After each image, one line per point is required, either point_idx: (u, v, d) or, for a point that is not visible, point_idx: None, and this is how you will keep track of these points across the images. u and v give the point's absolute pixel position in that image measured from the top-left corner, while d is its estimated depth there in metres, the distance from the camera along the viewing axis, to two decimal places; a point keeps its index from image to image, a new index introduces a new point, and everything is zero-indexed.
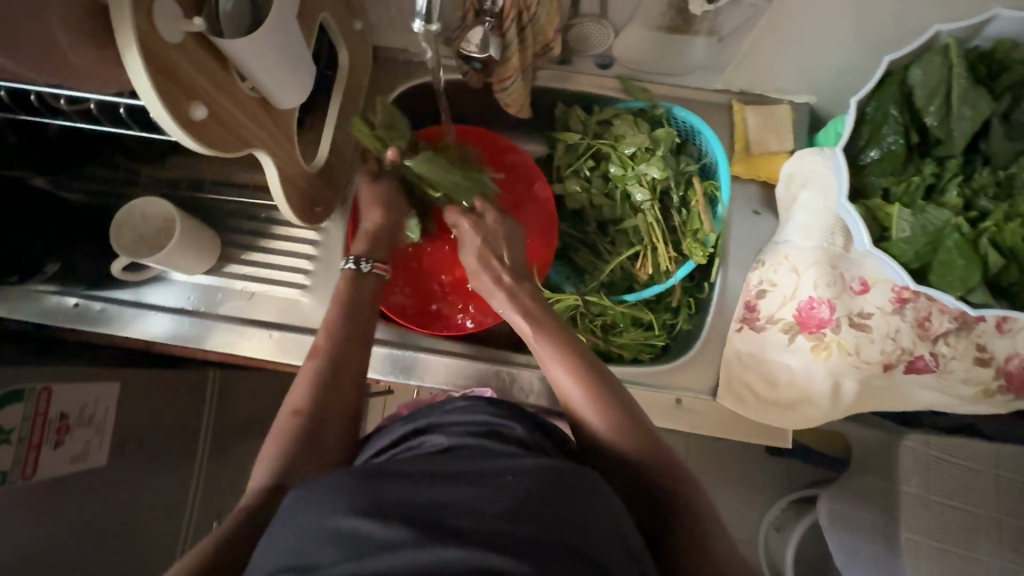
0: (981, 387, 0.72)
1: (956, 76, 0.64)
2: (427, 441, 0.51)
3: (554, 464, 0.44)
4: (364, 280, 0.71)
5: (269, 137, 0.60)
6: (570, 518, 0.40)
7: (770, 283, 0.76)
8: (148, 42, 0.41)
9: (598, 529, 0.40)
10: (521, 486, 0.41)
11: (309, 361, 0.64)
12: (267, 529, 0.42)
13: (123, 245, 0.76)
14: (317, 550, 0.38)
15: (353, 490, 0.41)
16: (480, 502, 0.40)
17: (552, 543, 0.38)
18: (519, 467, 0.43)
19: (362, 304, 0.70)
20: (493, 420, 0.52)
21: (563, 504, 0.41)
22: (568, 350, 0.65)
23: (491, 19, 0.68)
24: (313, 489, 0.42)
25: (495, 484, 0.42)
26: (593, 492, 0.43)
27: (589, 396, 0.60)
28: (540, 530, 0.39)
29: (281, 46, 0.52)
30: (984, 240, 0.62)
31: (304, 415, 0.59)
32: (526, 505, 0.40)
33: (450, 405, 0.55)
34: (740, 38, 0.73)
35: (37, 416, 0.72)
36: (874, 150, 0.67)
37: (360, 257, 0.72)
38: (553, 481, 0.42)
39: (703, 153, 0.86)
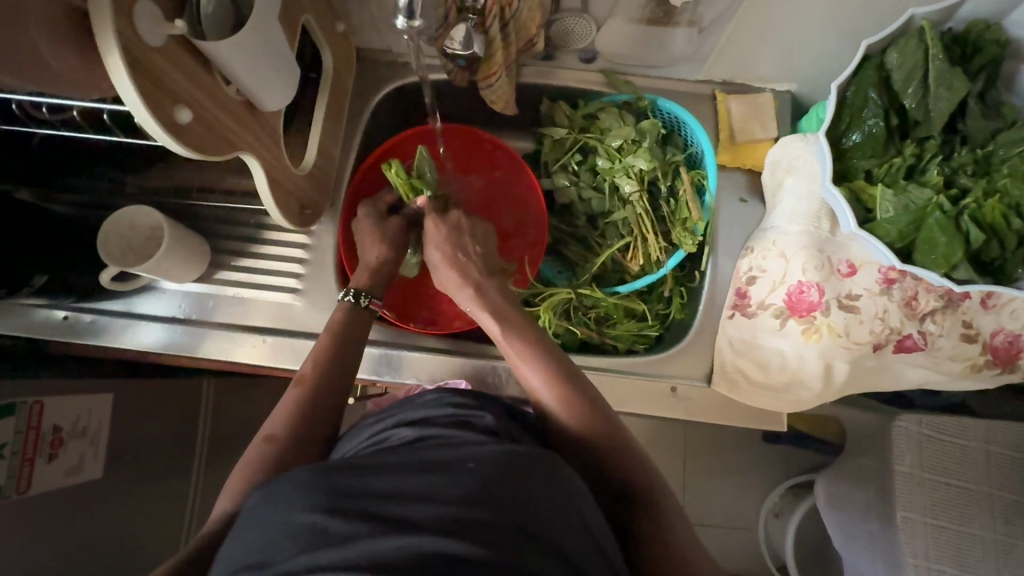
0: (969, 363, 0.73)
1: (932, 58, 0.65)
2: (394, 432, 0.52)
3: (514, 450, 0.44)
4: (363, 314, 0.72)
5: (255, 139, 0.59)
6: (527, 501, 0.41)
7: (760, 269, 0.77)
8: (130, 45, 0.41)
9: (554, 508, 0.41)
10: (481, 473, 0.42)
11: (293, 389, 0.62)
12: (231, 529, 0.43)
13: (111, 254, 0.75)
14: (276, 543, 0.39)
15: (313, 487, 0.42)
16: (439, 489, 0.41)
17: (506, 526, 0.39)
18: (481, 454, 0.44)
19: (355, 337, 0.70)
20: (462, 411, 0.52)
21: (520, 488, 0.41)
22: (531, 340, 0.64)
23: (474, 16, 0.69)
24: (275, 490, 0.43)
25: (456, 472, 0.42)
26: (552, 475, 0.44)
27: (553, 384, 0.60)
28: (498, 514, 0.39)
29: (264, 49, 0.52)
30: (965, 217, 0.63)
31: (279, 442, 0.58)
32: (484, 490, 0.40)
33: (420, 397, 0.55)
34: (720, 28, 0.74)
35: (30, 429, 0.71)
36: (856, 133, 0.68)
37: (360, 292, 0.73)
38: (514, 467, 0.43)
39: (689, 143, 0.87)
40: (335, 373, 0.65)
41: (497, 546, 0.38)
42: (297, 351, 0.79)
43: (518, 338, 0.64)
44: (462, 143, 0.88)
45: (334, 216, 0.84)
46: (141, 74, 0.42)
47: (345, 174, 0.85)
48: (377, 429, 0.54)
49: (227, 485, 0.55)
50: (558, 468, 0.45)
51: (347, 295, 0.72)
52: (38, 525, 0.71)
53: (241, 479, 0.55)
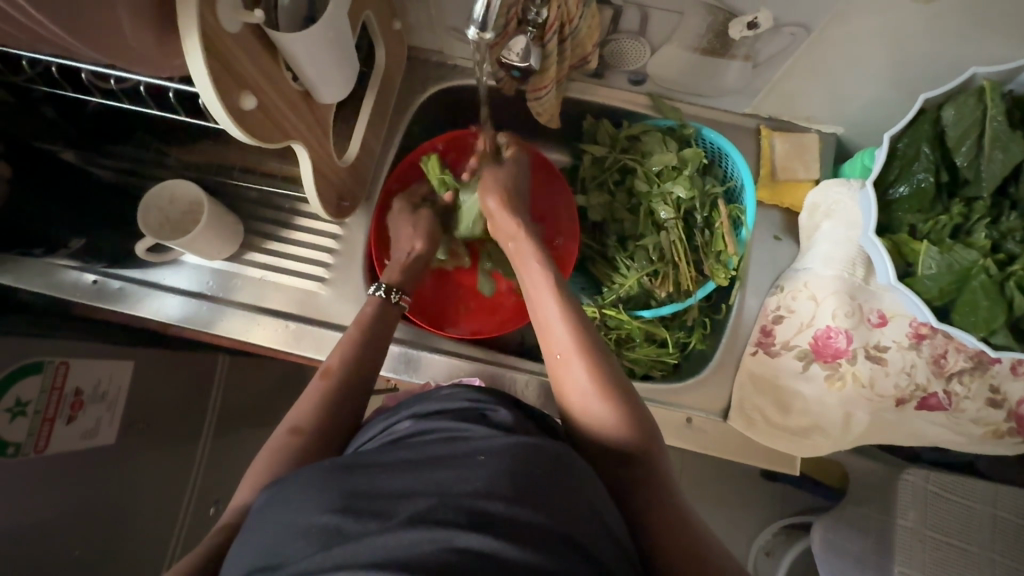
0: (991, 428, 0.73)
1: (990, 118, 0.64)
2: (401, 425, 0.52)
3: (524, 443, 0.44)
4: (390, 309, 0.72)
5: (308, 131, 0.60)
6: (542, 495, 0.41)
7: (788, 309, 0.77)
8: (209, 31, 0.41)
9: (571, 504, 0.41)
10: (492, 466, 0.42)
11: (320, 381, 0.62)
12: (242, 531, 0.44)
13: (148, 226, 0.76)
14: (288, 540, 0.40)
15: (327, 487, 0.42)
16: (452, 483, 0.41)
17: (523, 519, 0.39)
18: (492, 446, 0.44)
19: (381, 330, 0.69)
20: (476, 405, 0.51)
21: (535, 482, 0.41)
22: (568, 304, 0.65)
23: (533, 29, 0.68)
24: (290, 489, 0.43)
25: (468, 466, 0.42)
26: (568, 472, 0.43)
27: (580, 353, 0.60)
28: (515, 506, 0.39)
29: (332, 44, 0.53)
30: (1011, 283, 0.63)
31: (306, 436, 0.58)
32: (498, 482, 0.40)
33: (432, 391, 0.55)
34: (775, 65, 0.74)
35: (53, 390, 0.73)
36: (903, 185, 0.68)
37: (391, 287, 0.73)
38: (526, 459, 0.43)
39: (729, 175, 0.87)
40: (361, 367, 0.65)
41: (522, 539, 0.38)
42: (318, 340, 0.79)
43: (555, 296, 0.65)
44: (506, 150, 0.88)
45: (368, 210, 0.84)
46: (214, 58, 0.42)
47: (383, 169, 0.86)
48: (386, 421, 0.54)
49: (248, 472, 0.56)
50: (572, 463, 0.44)
51: (376, 289, 0.73)
52: (53, 485, 0.72)
53: (261, 469, 0.55)
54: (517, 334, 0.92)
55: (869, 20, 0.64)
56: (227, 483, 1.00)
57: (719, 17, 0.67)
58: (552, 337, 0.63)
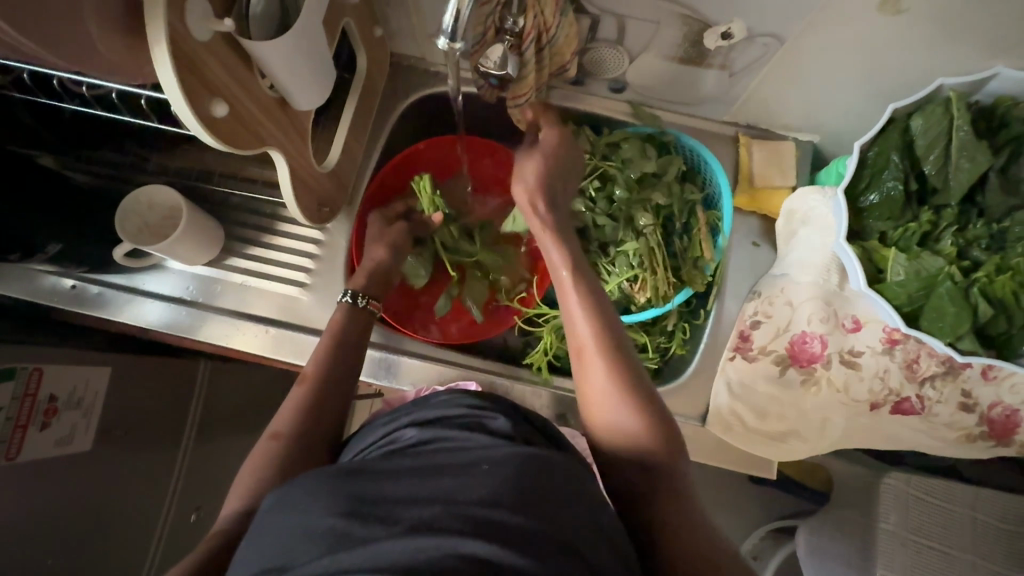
0: (964, 432, 0.74)
1: (956, 127, 0.65)
2: (403, 430, 0.50)
3: (531, 454, 0.43)
4: (359, 313, 0.72)
5: (285, 137, 0.60)
6: (551, 507, 0.40)
7: (766, 314, 0.78)
8: (178, 39, 0.41)
9: (578, 516, 0.41)
10: (499, 478, 0.41)
11: (298, 387, 0.63)
12: (246, 534, 0.43)
13: (126, 231, 0.76)
14: (292, 542, 0.39)
15: (329, 492, 0.41)
16: (459, 493, 0.40)
17: (531, 530, 0.38)
18: (498, 456, 0.43)
19: (353, 336, 0.69)
20: (479, 411, 0.50)
21: (542, 493, 0.41)
22: (598, 305, 0.62)
23: (510, 38, 0.68)
24: (292, 493, 0.43)
25: (472, 476, 0.41)
26: (574, 486, 0.43)
27: (607, 356, 0.58)
28: (525, 518, 0.39)
29: (306, 52, 0.53)
30: (975, 290, 0.64)
31: (283, 440, 0.58)
32: (506, 493, 0.40)
33: (432, 396, 0.53)
34: (751, 74, 0.75)
35: (26, 396, 0.72)
36: (874, 193, 0.69)
37: (357, 293, 0.73)
38: (532, 470, 0.42)
39: (707, 182, 0.88)
40: (339, 371, 0.65)
41: (529, 550, 0.37)
42: (299, 345, 0.79)
43: (582, 295, 0.63)
44: (483, 154, 0.90)
45: (350, 216, 0.84)
46: (185, 67, 0.43)
47: (365, 175, 0.86)
48: (388, 427, 0.52)
49: (236, 482, 0.56)
50: (578, 478, 0.44)
51: (344, 296, 0.73)
52: (29, 492, 0.72)
53: (248, 480, 0.55)
54: (499, 338, 0.92)
55: (840, 32, 0.65)
56: (209, 489, 1.00)
57: (694, 27, 0.69)
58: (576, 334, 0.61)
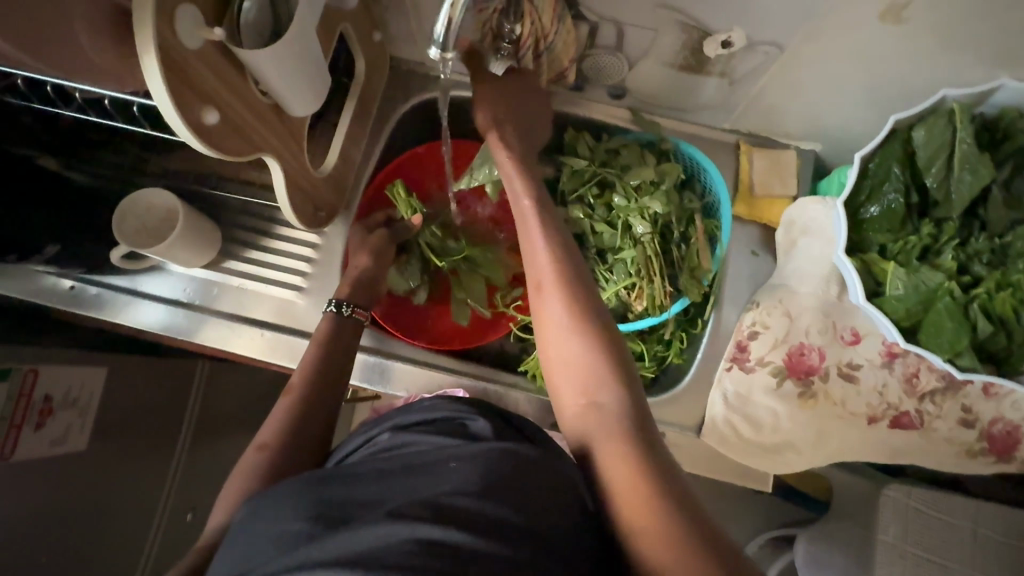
0: (964, 448, 0.72)
1: (960, 139, 0.64)
2: (382, 437, 0.51)
3: (497, 446, 0.43)
4: (345, 323, 0.72)
5: (280, 142, 0.60)
6: (517, 495, 0.40)
7: (763, 325, 0.76)
8: (168, 46, 0.41)
9: (542, 501, 0.41)
10: (464, 470, 0.41)
11: (282, 400, 0.63)
12: (224, 540, 0.45)
13: (124, 233, 0.76)
14: (263, 543, 0.40)
15: (302, 496, 0.43)
16: (423, 488, 0.41)
17: (491, 516, 0.38)
18: (464, 453, 0.43)
19: (342, 348, 0.70)
20: (457, 415, 0.50)
21: (506, 481, 0.41)
22: (572, 274, 0.61)
23: (507, 46, 0.68)
24: (267, 498, 0.44)
25: (439, 473, 0.42)
26: (541, 473, 0.42)
27: (575, 327, 0.57)
28: (485, 504, 0.39)
29: (299, 59, 0.53)
30: (974, 306, 0.63)
31: (269, 451, 0.59)
32: (469, 484, 0.40)
33: (416, 403, 0.54)
34: (751, 81, 0.74)
35: (21, 397, 0.73)
36: (875, 206, 0.68)
37: (342, 302, 0.73)
38: (498, 462, 0.42)
39: (707, 190, 0.86)
40: (326, 381, 0.66)
41: (487, 532, 0.37)
42: (294, 349, 0.79)
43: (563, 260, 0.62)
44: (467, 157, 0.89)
45: (347, 220, 0.84)
46: (174, 75, 0.43)
47: (363, 179, 0.86)
48: (367, 433, 0.53)
49: (222, 496, 0.56)
50: (550, 466, 0.43)
51: (329, 306, 0.73)
52: (24, 492, 0.72)
53: (235, 490, 0.56)
54: (494, 344, 0.92)
55: (841, 41, 0.64)
56: (206, 490, 1.00)
57: (693, 35, 0.68)
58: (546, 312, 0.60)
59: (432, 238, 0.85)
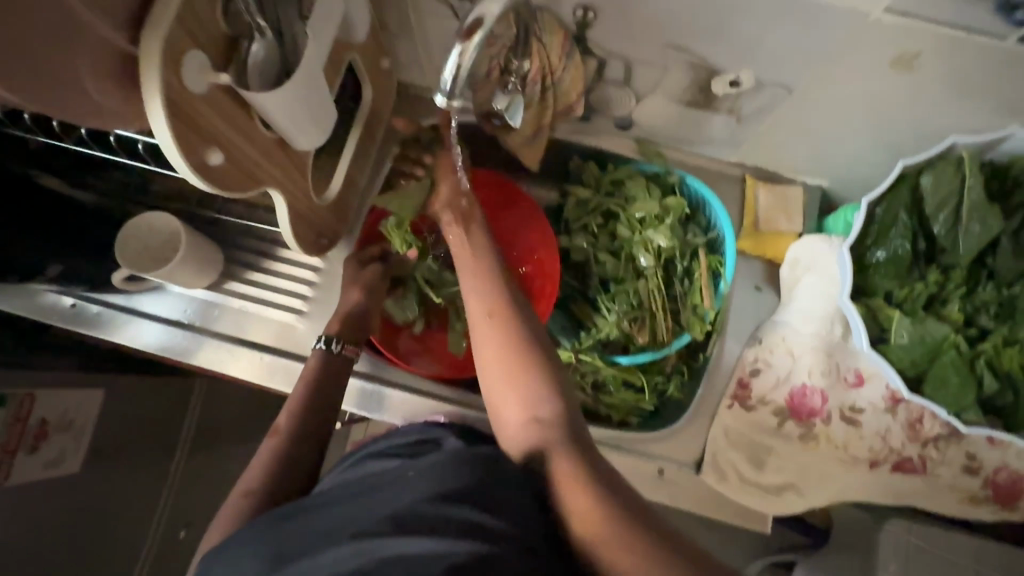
0: (967, 495, 0.72)
1: (968, 189, 0.64)
2: (342, 473, 0.54)
3: (453, 453, 0.49)
4: (335, 360, 0.72)
5: (284, 175, 0.60)
6: (466, 493, 0.45)
7: (765, 362, 0.77)
8: (174, 93, 0.41)
9: (495, 494, 0.46)
10: (418, 479, 0.47)
11: (268, 440, 0.62)
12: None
13: (126, 256, 0.76)
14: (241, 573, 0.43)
15: (269, 532, 0.45)
16: (387, 499, 0.45)
17: (452, 511, 0.43)
18: (422, 464, 0.49)
19: (329, 382, 0.70)
20: (414, 443, 0.55)
21: (461, 481, 0.46)
22: (505, 293, 0.60)
23: (515, 80, 0.66)
24: (234, 542, 0.46)
25: (397, 485, 0.47)
26: (488, 473, 0.48)
27: (515, 348, 0.55)
28: (445, 502, 0.44)
29: (305, 99, 0.53)
30: (981, 360, 0.63)
31: (254, 496, 0.56)
32: (430, 488, 0.45)
33: (379, 438, 0.59)
34: (759, 120, 0.74)
35: (17, 421, 0.73)
36: (881, 250, 0.67)
37: (331, 338, 0.73)
38: (448, 468, 0.47)
39: (711, 224, 0.86)
40: (315, 418, 0.65)
41: (446, 523, 0.42)
42: (293, 374, 0.79)
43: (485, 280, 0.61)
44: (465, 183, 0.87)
45: (350, 244, 0.84)
46: (180, 120, 0.43)
47: (367, 204, 0.86)
48: (334, 467, 0.58)
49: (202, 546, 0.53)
50: (498, 469, 0.49)
51: (319, 343, 0.73)
52: (19, 514, 0.72)
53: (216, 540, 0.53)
54: None
55: (850, 87, 0.64)
56: (201, 507, 1.00)
57: (701, 74, 0.68)
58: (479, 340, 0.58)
59: (427, 271, 0.84)
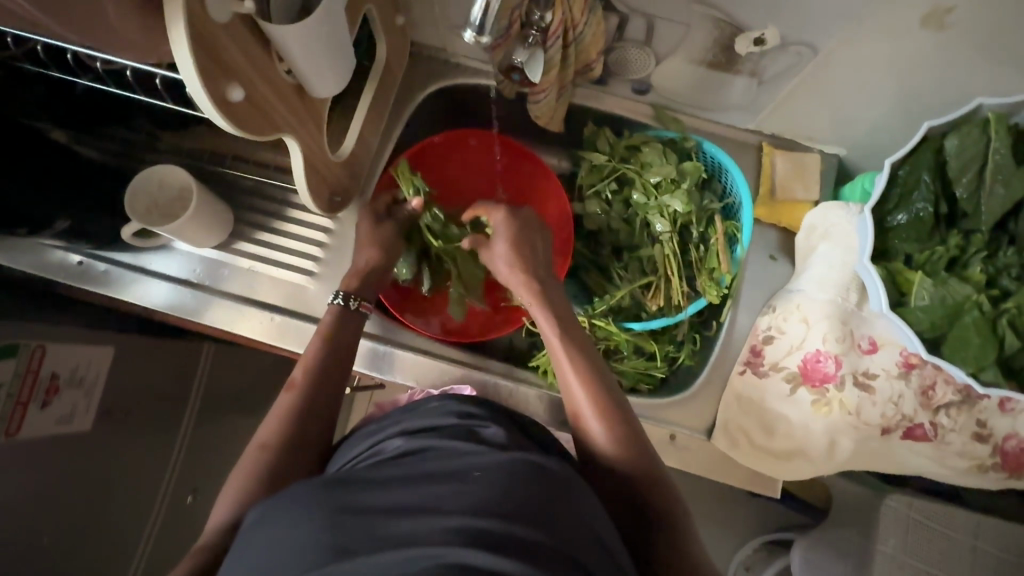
0: (975, 462, 0.72)
1: (992, 151, 0.64)
2: (389, 442, 0.49)
3: (521, 459, 0.42)
4: (351, 317, 0.70)
5: (300, 124, 0.59)
6: (546, 512, 0.39)
7: (779, 330, 0.76)
8: (195, 18, 0.40)
9: (567, 519, 0.39)
10: (487, 483, 0.40)
11: (284, 394, 0.62)
12: (234, 541, 0.43)
13: (136, 210, 0.75)
14: (284, 544, 0.38)
15: (318, 502, 0.40)
16: (446, 500, 0.39)
17: (521, 538, 0.36)
18: (487, 463, 0.42)
19: (344, 342, 0.68)
20: (470, 420, 0.49)
21: (530, 499, 0.39)
22: (585, 363, 0.62)
23: (536, 32, 0.67)
24: (279, 502, 0.42)
25: (463, 483, 0.40)
26: (566, 491, 0.41)
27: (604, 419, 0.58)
28: (511, 521, 0.37)
29: (327, 37, 0.51)
30: (1003, 320, 0.63)
31: (271, 450, 0.58)
32: (494, 498, 0.39)
33: (421, 404, 0.53)
34: (781, 82, 0.72)
35: (28, 373, 0.73)
36: (902, 213, 0.67)
37: (349, 295, 0.71)
38: (521, 476, 0.41)
39: (727, 192, 0.86)
40: (331, 379, 0.64)
41: (510, 550, 0.36)
42: (303, 335, 0.78)
43: (574, 360, 0.62)
44: (462, 143, 0.86)
45: (360, 206, 0.83)
46: (202, 48, 0.41)
47: (378, 166, 0.84)
48: (372, 439, 0.52)
49: (223, 493, 0.56)
50: (572, 484, 0.42)
51: (336, 298, 0.71)
52: (29, 468, 0.72)
53: (236, 485, 0.56)
54: (504, 339, 0.91)
55: (877, 45, 0.63)
56: (209, 473, 0.99)
57: (726, 32, 0.66)
58: (569, 398, 0.61)
59: (433, 221, 0.79)
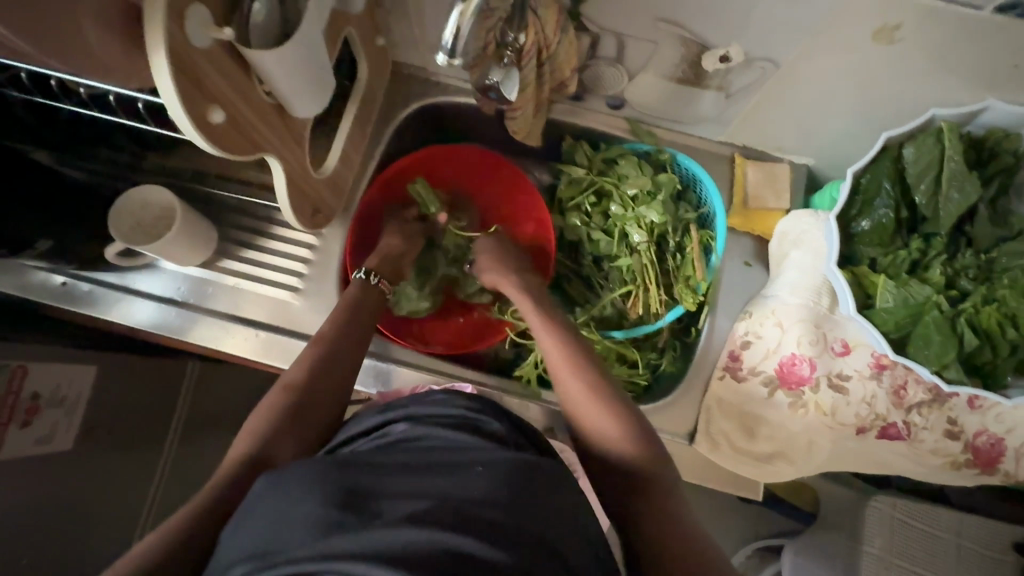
0: (949, 459, 0.74)
1: (947, 158, 0.67)
2: (395, 427, 0.50)
3: (525, 459, 0.43)
4: (370, 291, 0.75)
5: (281, 142, 0.60)
6: (538, 510, 0.40)
7: (756, 335, 0.77)
8: (175, 44, 0.41)
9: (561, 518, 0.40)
10: (490, 479, 0.40)
11: (308, 349, 0.64)
12: (236, 512, 0.41)
13: (119, 230, 0.75)
14: (299, 506, 0.38)
15: (331, 475, 0.40)
16: (451, 489, 0.39)
17: (507, 528, 0.37)
18: (491, 459, 0.42)
19: (362, 316, 0.71)
20: (470, 414, 0.50)
21: (531, 499, 0.40)
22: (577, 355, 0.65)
23: (510, 53, 0.68)
24: (292, 470, 0.41)
25: (466, 476, 0.41)
26: (559, 489, 0.42)
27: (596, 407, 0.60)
28: (512, 518, 0.38)
29: (305, 60, 0.53)
30: (962, 319, 0.66)
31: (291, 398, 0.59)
32: (497, 494, 0.39)
33: (426, 395, 0.53)
34: (747, 96, 0.75)
35: (9, 394, 0.71)
36: (865, 220, 0.70)
37: (371, 270, 0.77)
38: (523, 475, 0.41)
39: (702, 201, 0.88)
40: (347, 354, 0.66)
41: (510, 547, 0.36)
42: (288, 351, 0.79)
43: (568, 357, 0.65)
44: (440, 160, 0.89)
45: (345, 221, 0.84)
46: (183, 72, 0.43)
47: (362, 181, 0.86)
48: (381, 419, 0.52)
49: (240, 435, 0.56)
50: (563, 482, 0.43)
51: (359, 273, 0.77)
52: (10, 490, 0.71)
53: (251, 433, 0.55)
54: (489, 349, 0.92)
55: (835, 60, 0.66)
56: (193, 490, 0.99)
57: (692, 49, 0.69)
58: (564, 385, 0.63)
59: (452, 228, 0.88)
